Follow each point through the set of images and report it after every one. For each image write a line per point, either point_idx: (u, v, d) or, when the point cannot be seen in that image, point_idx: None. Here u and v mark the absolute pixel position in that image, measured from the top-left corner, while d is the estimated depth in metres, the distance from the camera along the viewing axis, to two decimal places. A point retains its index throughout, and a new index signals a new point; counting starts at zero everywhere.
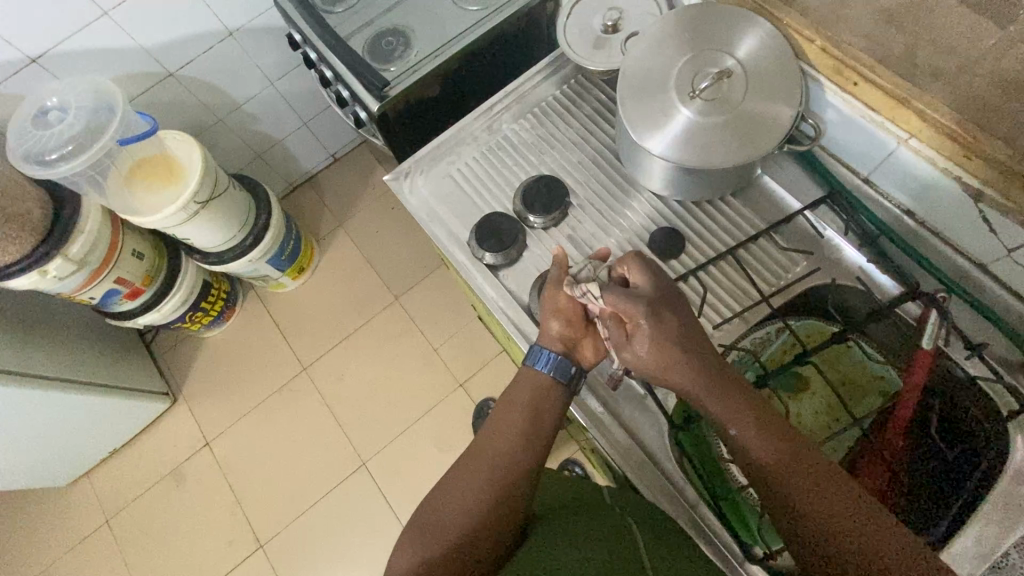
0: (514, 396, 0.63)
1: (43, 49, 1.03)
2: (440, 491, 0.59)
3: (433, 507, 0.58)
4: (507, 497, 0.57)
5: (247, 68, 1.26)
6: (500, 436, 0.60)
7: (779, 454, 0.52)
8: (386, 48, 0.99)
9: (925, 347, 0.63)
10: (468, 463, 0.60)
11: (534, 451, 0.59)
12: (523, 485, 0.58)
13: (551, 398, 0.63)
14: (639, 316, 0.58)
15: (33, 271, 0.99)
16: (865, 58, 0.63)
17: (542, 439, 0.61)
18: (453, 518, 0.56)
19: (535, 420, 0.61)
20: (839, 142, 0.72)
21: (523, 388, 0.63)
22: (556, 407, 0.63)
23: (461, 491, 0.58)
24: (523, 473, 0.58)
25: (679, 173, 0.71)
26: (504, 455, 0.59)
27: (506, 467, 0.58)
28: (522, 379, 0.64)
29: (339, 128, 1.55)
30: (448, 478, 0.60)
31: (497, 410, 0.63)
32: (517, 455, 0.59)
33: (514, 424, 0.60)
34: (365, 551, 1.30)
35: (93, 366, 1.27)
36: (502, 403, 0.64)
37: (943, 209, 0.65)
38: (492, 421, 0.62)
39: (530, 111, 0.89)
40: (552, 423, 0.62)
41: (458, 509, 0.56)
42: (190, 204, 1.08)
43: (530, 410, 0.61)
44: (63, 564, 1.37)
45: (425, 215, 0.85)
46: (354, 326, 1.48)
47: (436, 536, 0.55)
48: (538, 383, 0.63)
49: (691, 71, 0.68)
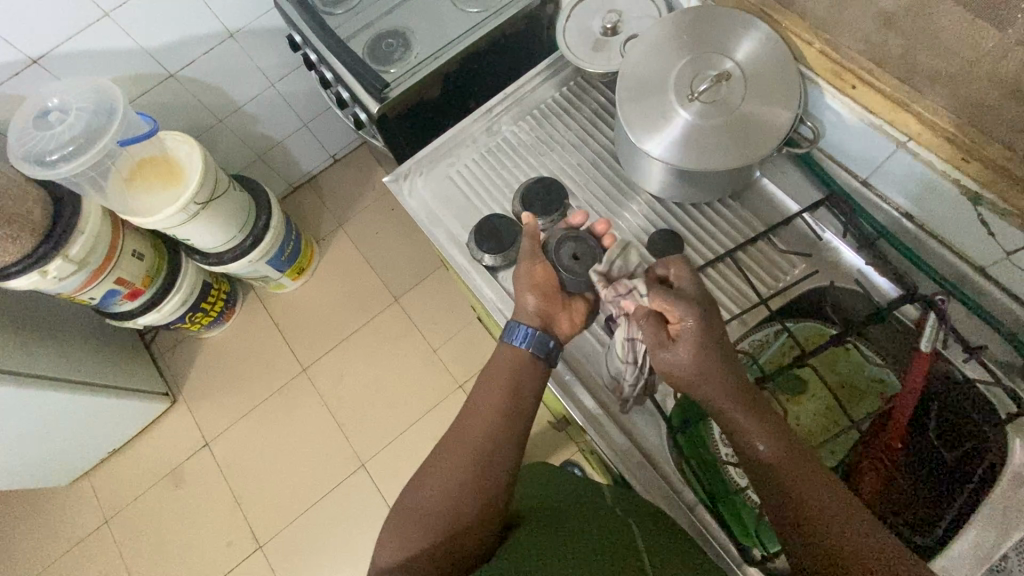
0: (492, 376, 0.63)
1: (44, 50, 1.03)
2: (423, 477, 0.59)
3: (416, 493, 0.58)
4: (490, 478, 0.57)
5: (248, 69, 1.26)
6: (479, 417, 0.60)
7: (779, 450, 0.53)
8: (386, 50, 0.99)
9: (922, 348, 0.63)
10: (449, 446, 0.59)
11: (514, 429, 0.59)
12: (505, 465, 0.58)
13: (529, 374, 0.63)
14: (687, 317, 0.59)
15: (32, 271, 1.00)
16: (864, 61, 0.63)
17: (521, 415, 0.61)
18: (434, 506, 0.56)
19: (513, 398, 0.61)
20: (838, 144, 0.72)
21: (500, 371, 0.62)
22: (534, 382, 0.63)
23: (442, 475, 0.58)
24: (503, 452, 0.58)
25: (678, 175, 0.71)
26: (483, 435, 0.59)
27: (486, 447, 0.58)
28: (500, 358, 0.64)
29: (339, 129, 1.55)
30: (430, 462, 0.60)
31: (475, 390, 0.63)
32: (497, 435, 0.59)
33: (493, 403, 0.60)
34: (364, 552, 1.29)
35: (93, 366, 1.27)
36: (479, 382, 0.63)
37: (942, 211, 0.65)
38: (469, 406, 0.61)
39: (530, 113, 0.89)
40: (530, 399, 0.62)
41: (440, 494, 0.56)
42: (190, 204, 1.08)
43: (508, 388, 0.61)
44: (62, 565, 1.37)
45: (424, 216, 0.85)
46: (353, 327, 1.49)
47: (420, 522, 0.55)
48: (516, 360, 0.63)
49: (689, 74, 0.69)
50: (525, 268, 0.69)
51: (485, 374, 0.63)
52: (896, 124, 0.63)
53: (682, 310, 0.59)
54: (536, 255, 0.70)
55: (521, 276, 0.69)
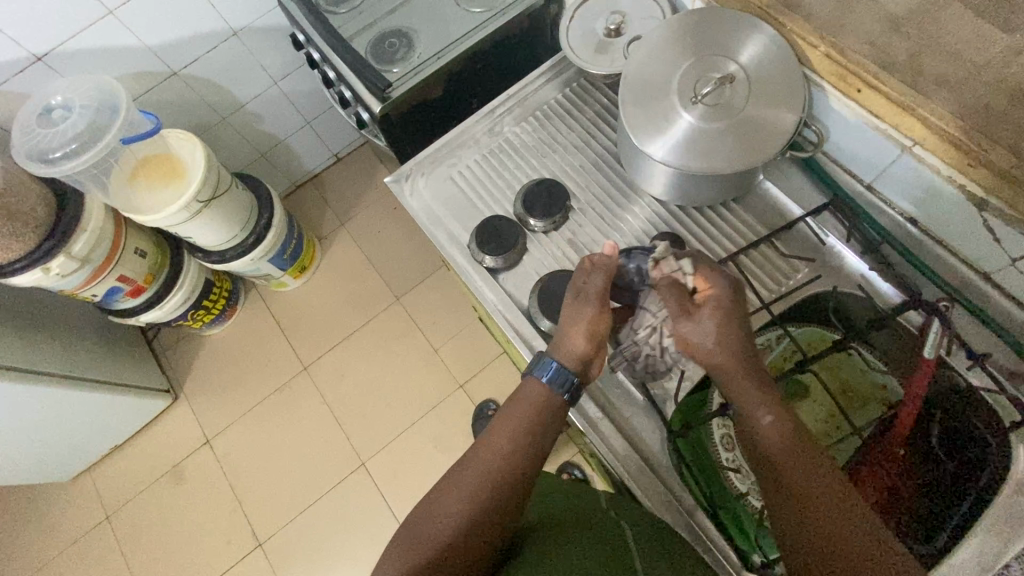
0: (514, 412, 0.62)
1: (48, 47, 1.03)
2: (431, 501, 0.58)
3: (423, 513, 0.57)
4: (497, 508, 0.56)
5: (252, 68, 1.26)
6: (495, 447, 0.60)
7: (788, 440, 0.53)
8: (389, 49, 0.99)
9: (927, 355, 0.62)
10: (462, 473, 0.59)
11: (530, 464, 0.59)
12: (515, 499, 0.57)
13: (550, 413, 0.62)
14: (718, 287, 0.60)
15: (35, 268, 1.00)
16: (869, 64, 0.62)
17: (537, 453, 0.60)
18: (443, 531, 0.55)
19: (532, 434, 0.60)
20: (843, 148, 0.72)
21: (523, 403, 0.62)
22: (554, 422, 0.62)
23: (452, 500, 0.57)
24: (516, 486, 0.58)
25: (682, 178, 0.71)
26: (498, 467, 0.58)
27: (499, 477, 0.58)
28: (525, 393, 0.63)
29: (342, 128, 1.55)
30: (442, 487, 0.59)
31: (495, 424, 0.62)
32: (512, 470, 0.58)
33: (511, 437, 0.60)
34: (363, 552, 1.30)
35: (94, 364, 1.27)
36: (501, 413, 0.63)
37: (947, 217, 0.64)
38: (487, 435, 0.61)
39: (532, 114, 0.89)
40: (550, 439, 0.62)
41: (447, 518, 0.56)
42: (192, 203, 1.08)
43: (529, 424, 0.61)
44: (62, 561, 1.37)
45: (425, 216, 0.84)
46: (355, 326, 1.49)
47: (423, 544, 0.54)
48: (540, 396, 0.62)
49: (694, 77, 0.68)
50: (591, 314, 0.64)
51: (509, 405, 0.63)
52: (901, 128, 0.62)
53: (710, 278, 0.60)
54: (604, 298, 0.66)
55: (580, 319, 0.65)
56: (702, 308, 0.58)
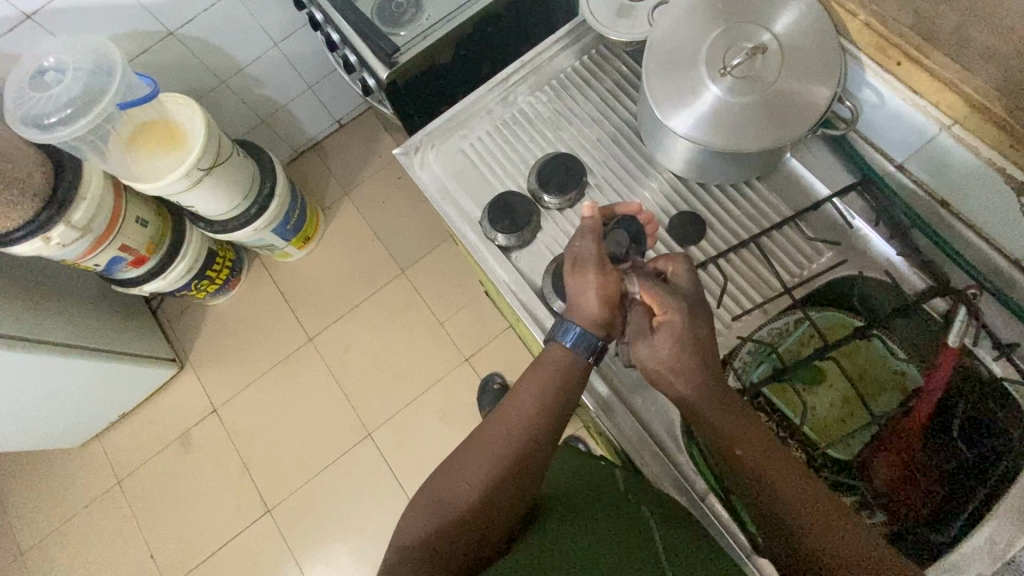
0: (537, 375, 0.59)
1: (37, 5, 0.98)
2: (451, 465, 0.57)
3: (444, 476, 0.56)
4: (520, 474, 0.55)
5: (251, 28, 1.20)
6: (516, 413, 0.57)
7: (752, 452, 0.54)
8: (395, 10, 0.93)
9: (950, 343, 0.61)
10: (483, 440, 0.57)
11: (553, 426, 0.57)
12: (536, 462, 0.56)
13: (574, 382, 0.59)
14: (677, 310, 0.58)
15: (36, 237, 0.98)
16: (912, 36, 0.59)
17: (558, 420, 0.58)
18: (465, 494, 0.54)
19: (555, 400, 0.58)
20: (876, 126, 0.68)
21: (547, 370, 0.59)
22: (579, 386, 0.60)
23: (475, 466, 0.55)
24: (537, 447, 0.56)
25: (705, 155, 0.68)
26: (521, 433, 0.56)
27: (521, 441, 0.56)
28: (547, 359, 0.60)
29: (345, 94, 1.50)
30: (465, 449, 0.57)
31: (518, 390, 0.59)
32: (535, 434, 0.57)
33: (533, 403, 0.58)
34: (369, 520, 1.32)
35: (99, 333, 1.26)
36: (525, 375, 0.60)
37: (980, 199, 0.62)
38: (510, 398, 0.59)
39: (547, 84, 0.85)
40: (574, 401, 0.59)
41: (470, 484, 0.55)
42: (193, 171, 1.05)
43: (554, 388, 0.58)
44: (75, 523, 1.40)
45: (436, 191, 0.81)
46: (360, 298, 1.47)
47: (448, 506, 0.54)
48: (563, 363, 0.59)
49: (722, 46, 0.64)
50: (596, 277, 0.60)
51: (532, 368, 0.60)
52: (942, 106, 0.60)
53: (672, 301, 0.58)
54: (606, 260, 0.62)
55: (586, 282, 0.60)
56: (658, 332, 0.57)
